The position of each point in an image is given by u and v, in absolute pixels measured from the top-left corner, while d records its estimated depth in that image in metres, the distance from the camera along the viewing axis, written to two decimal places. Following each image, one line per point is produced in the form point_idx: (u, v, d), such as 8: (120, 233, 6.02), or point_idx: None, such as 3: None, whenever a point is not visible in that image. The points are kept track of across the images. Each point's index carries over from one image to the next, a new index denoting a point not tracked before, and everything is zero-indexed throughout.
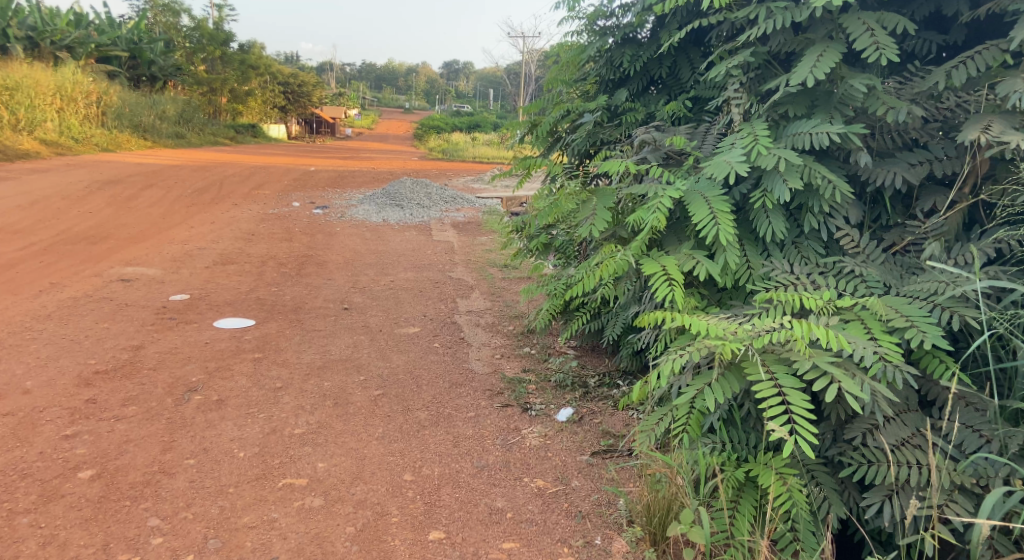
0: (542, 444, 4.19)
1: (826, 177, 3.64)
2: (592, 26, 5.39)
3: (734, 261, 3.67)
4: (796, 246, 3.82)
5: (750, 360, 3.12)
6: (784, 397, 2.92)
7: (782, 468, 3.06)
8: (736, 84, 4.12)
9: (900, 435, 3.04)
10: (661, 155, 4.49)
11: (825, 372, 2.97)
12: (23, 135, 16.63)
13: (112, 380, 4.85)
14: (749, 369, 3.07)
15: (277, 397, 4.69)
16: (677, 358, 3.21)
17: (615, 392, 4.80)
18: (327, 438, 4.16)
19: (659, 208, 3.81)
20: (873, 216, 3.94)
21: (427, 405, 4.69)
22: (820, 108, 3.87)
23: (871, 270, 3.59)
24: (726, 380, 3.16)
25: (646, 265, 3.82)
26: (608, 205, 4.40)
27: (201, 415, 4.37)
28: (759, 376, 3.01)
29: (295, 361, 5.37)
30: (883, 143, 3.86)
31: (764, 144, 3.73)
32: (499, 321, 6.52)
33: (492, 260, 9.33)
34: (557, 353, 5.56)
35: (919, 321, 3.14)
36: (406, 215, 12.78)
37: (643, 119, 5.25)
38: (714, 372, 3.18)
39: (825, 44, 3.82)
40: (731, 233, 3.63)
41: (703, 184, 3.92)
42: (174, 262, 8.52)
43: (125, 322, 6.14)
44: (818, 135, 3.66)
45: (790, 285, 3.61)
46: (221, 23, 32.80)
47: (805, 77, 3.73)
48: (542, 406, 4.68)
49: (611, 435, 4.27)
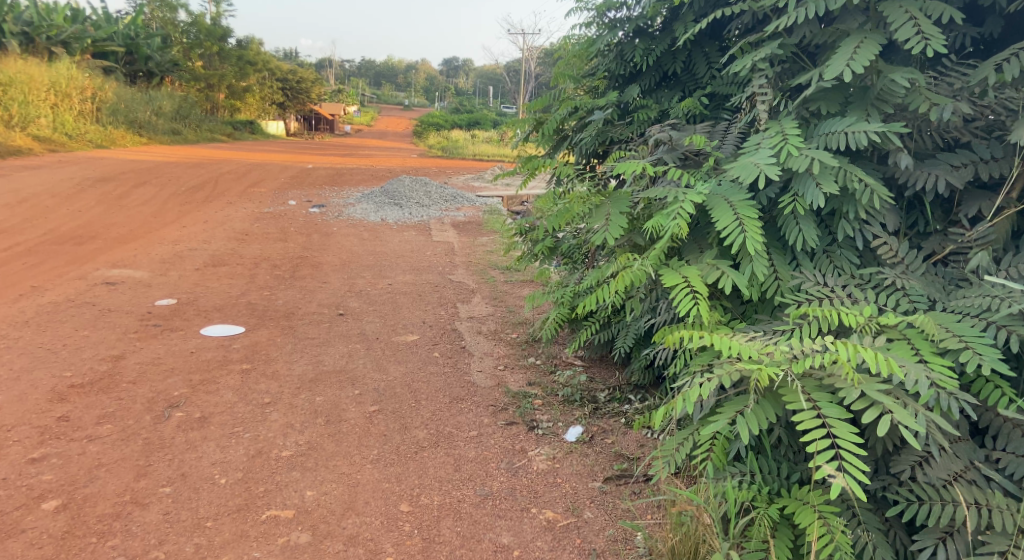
0: (551, 469, 3.87)
1: (864, 181, 3.30)
2: (602, 18, 5.06)
3: (762, 272, 3.34)
4: (829, 255, 3.48)
5: (788, 386, 2.78)
6: (829, 430, 2.58)
7: (823, 507, 2.74)
8: (762, 79, 3.79)
9: (953, 469, 2.73)
10: (678, 156, 4.15)
11: (873, 402, 2.63)
12: (16, 131, 16.28)
13: (88, 395, 4.52)
14: (787, 395, 2.73)
15: (265, 414, 4.37)
16: (704, 383, 2.87)
17: (627, 409, 4.48)
18: (317, 462, 3.85)
19: (681, 214, 3.47)
20: (910, 222, 3.60)
21: (426, 423, 4.36)
22: (855, 104, 3.53)
23: (914, 282, 3.26)
24: (760, 407, 2.81)
25: (666, 277, 3.49)
26: (623, 210, 4.05)
27: (181, 436, 4.05)
28: (800, 404, 2.67)
29: (285, 373, 5.04)
30: (921, 143, 3.53)
31: (795, 144, 3.40)
32: (502, 328, 6.20)
33: (494, 262, 9.00)
34: (564, 365, 5.24)
35: (974, 342, 2.81)
36: (405, 215, 12.46)
37: (655, 117, 4.92)
38: (747, 399, 2.83)
39: (862, 35, 3.49)
40: (759, 241, 3.31)
41: (726, 188, 3.59)
42: (163, 264, 8.18)
43: (106, 329, 5.81)
44: (855, 134, 3.33)
45: (824, 299, 3.27)
46: (218, 19, 32.39)
47: (842, 70, 3.38)
48: (549, 424, 4.37)
49: (625, 458, 3.95)
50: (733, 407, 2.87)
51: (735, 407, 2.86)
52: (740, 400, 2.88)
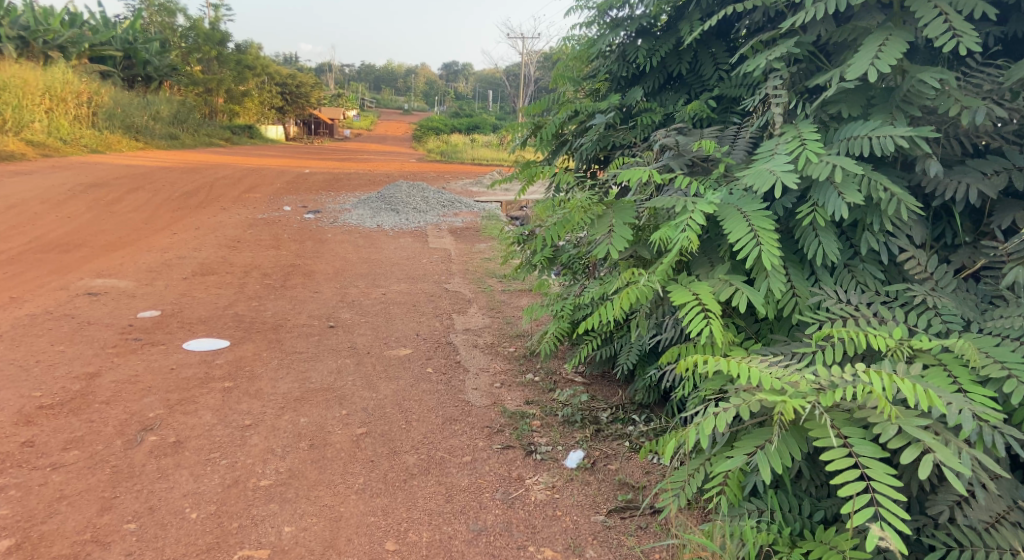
0: (550, 500, 3.59)
1: (889, 190, 3.01)
2: (603, 17, 4.82)
3: (779, 289, 3.05)
4: (850, 269, 3.18)
5: (814, 421, 2.47)
6: (864, 472, 2.27)
7: (852, 553, 2.45)
8: (777, 80, 3.50)
9: (995, 511, 2.44)
10: (685, 162, 3.87)
11: (912, 439, 2.32)
12: (9, 135, 15.96)
13: (57, 417, 4.26)
14: (814, 430, 2.42)
15: (245, 438, 4.10)
16: (719, 414, 2.57)
17: (632, 431, 4.19)
18: (298, 492, 3.59)
19: (691, 225, 3.18)
20: (935, 233, 3.31)
21: (417, 447, 4.08)
22: (878, 107, 3.23)
23: (946, 299, 2.98)
24: (784, 442, 2.50)
25: (674, 293, 3.19)
26: (628, 221, 3.75)
27: (152, 463, 3.80)
28: (829, 441, 2.36)
29: (269, 392, 4.75)
30: (949, 149, 3.23)
31: (814, 150, 3.13)
32: (499, 341, 5.92)
33: (492, 270, 8.74)
34: (564, 383, 4.95)
35: (1018, 370, 2.54)
36: (402, 220, 12.21)
37: (660, 121, 4.64)
38: (770, 433, 2.52)
39: (888, 31, 3.20)
40: (775, 256, 3.03)
41: (739, 198, 3.31)
42: (150, 273, 7.91)
43: (83, 344, 5.53)
44: (880, 139, 3.04)
45: (848, 318, 2.97)
46: (217, 23, 32.13)
47: (866, 70, 3.08)
48: (548, 448, 4.09)
49: (630, 487, 3.66)
50: (752, 441, 2.57)
51: (754, 441, 2.56)
52: (759, 433, 2.59)
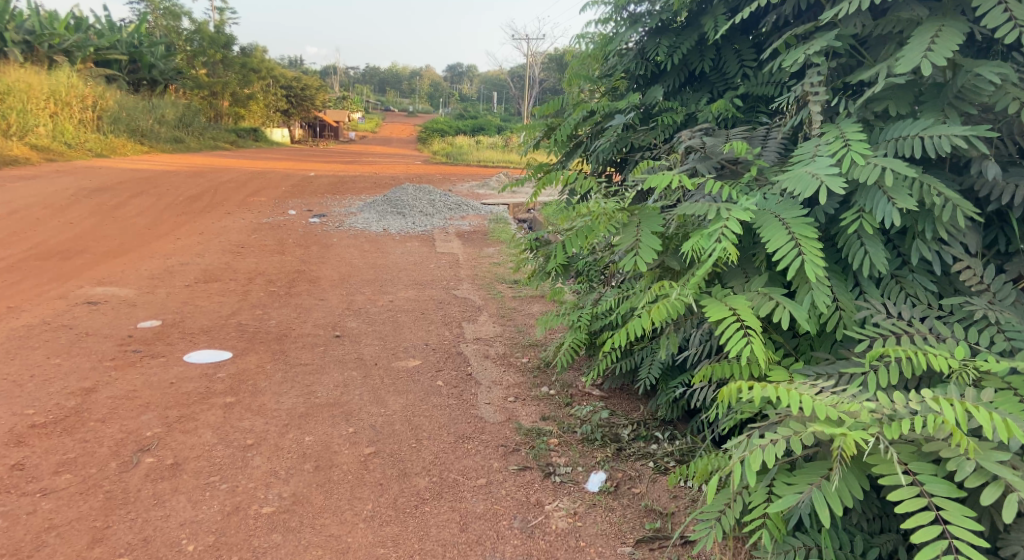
0: (572, 529, 3.37)
1: (944, 195, 2.77)
2: (621, 13, 4.59)
3: (824, 303, 2.80)
4: (898, 280, 2.92)
5: (878, 455, 2.22)
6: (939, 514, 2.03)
7: None
8: (816, 75, 3.25)
9: None
10: (713, 165, 3.62)
11: (991, 475, 2.08)
12: (13, 140, 15.77)
13: (49, 437, 4.04)
14: (879, 467, 2.18)
15: (246, 459, 3.87)
16: (768, 447, 2.34)
17: (655, 450, 3.95)
18: (302, 521, 3.38)
19: (727, 235, 2.93)
20: (987, 240, 3.03)
21: (428, 468, 3.85)
22: (928, 104, 2.98)
23: (1009, 314, 2.72)
24: (845, 479, 2.25)
25: (709, 309, 2.94)
26: (654, 229, 3.49)
27: (148, 488, 3.58)
28: (897, 479, 2.12)
29: (273, 408, 4.51)
30: (1005, 149, 2.97)
31: (861, 152, 2.88)
32: (512, 351, 5.68)
33: (501, 275, 8.51)
34: (580, 397, 4.71)
35: None
36: (408, 224, 11.97)
37: (682, 121, 4.38)
38: (829, 470, 2.27)
39: (940, 21, 2.95)
40: (819, 267, 2.78)
41: (777, 204, 3.06)
42: (152, 281, 7.69)
43: (80, 357, 5.31)
44: (934, 139, 2.80)
45: (901, 335, 2.72)
46: (222, 27, 31.97)
47: (918, 63, 2.84)
48: (568, 469, 3.84)
49: (658, 514, 3.43)
50: (807, 477, 2.33)
51: (810, 476, 2.33)
52: (813, 468, 2.35)
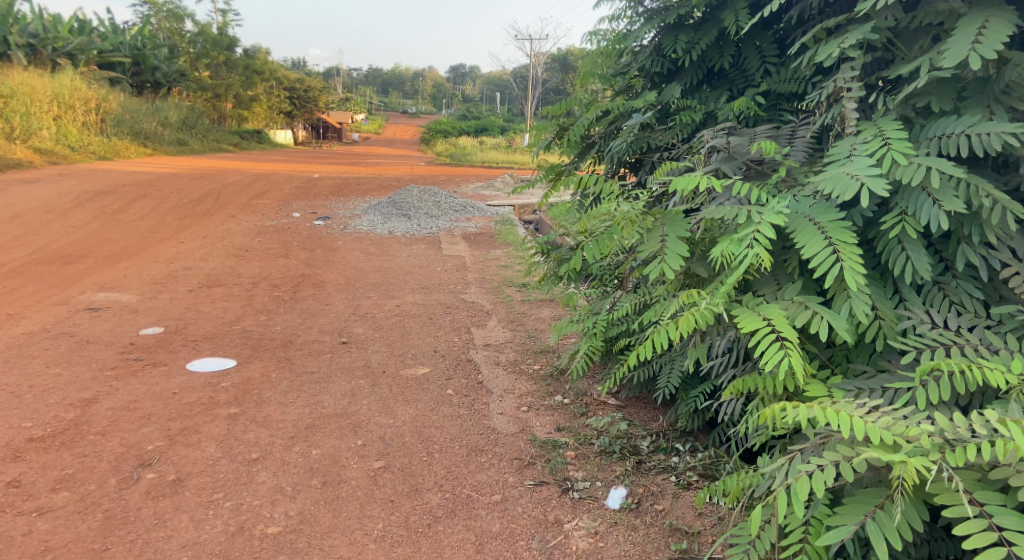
0: (593, 550, 3.21)
1: (993, 197, 2.60)
2: (636, 7, 4.42)
3: (866, 313, 2.63)
4: (941, 287, 2.76)
5: (941, 484, 2.09)
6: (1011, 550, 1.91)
7: None
8: (850, 69, 3.08)
9: None
10: (738, 166, 3.45)
11: None
12: (17, 144, 15.68)
13: (47, 452, 3.88)
14: (943, 497, 2.05)
15: (251, 474, 3.71)
16: (815, 474, 2.20)
17: (677, 463, 3.78)
18: (310, 542, 3.23)
19: (759, 240, 2.77)
20: None
21: (440, 484, 3.68)
22: (971, 100, 2.82)
23: None
24: (904, 509, 2.11)
25: (741, 319, 2.77)
26: (680, 234, 3.32)
27: (149, 506, 3.43)
28: (964, 510, 2.00)
29: (278, 419, 4.35)
30: None
31: (902, 151, 2.72)
32: (523, 358, 5.50)
33: (509, 279, 8.34)
34: (596, 406, 4.54)
35: None
36: (413, 226, 11.79)
37: (701, 119, 4.21)
38: (887, 500, 2.13)
39: (987, 12, 2.79)
40: (860, 273, 2.61)
41: (812, 207, 2.89)
42: (154, 286, 7.54)
43: (81, 366, 5.15)
44: (983, 137, 2.63)
45: (949, 346, 2.56)
46: (225, 28, 31.85)
47: (966, 56, 2.67)
48: (586, 484, 3.67)
49: (684, 534, 3.27)
50: (859, 507, 2.17)
51: (863, 507, 2.17)
52: (865, 497, 2.19)
